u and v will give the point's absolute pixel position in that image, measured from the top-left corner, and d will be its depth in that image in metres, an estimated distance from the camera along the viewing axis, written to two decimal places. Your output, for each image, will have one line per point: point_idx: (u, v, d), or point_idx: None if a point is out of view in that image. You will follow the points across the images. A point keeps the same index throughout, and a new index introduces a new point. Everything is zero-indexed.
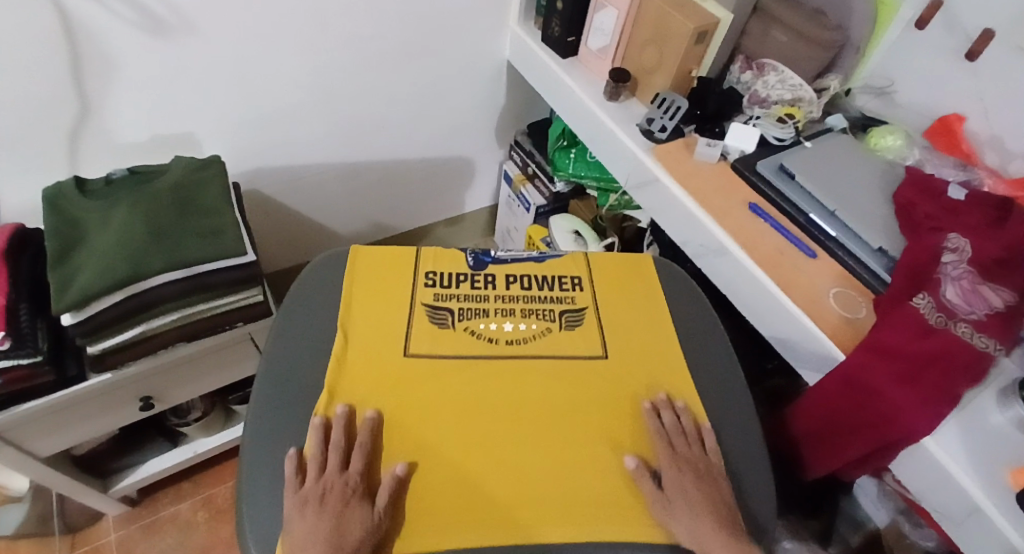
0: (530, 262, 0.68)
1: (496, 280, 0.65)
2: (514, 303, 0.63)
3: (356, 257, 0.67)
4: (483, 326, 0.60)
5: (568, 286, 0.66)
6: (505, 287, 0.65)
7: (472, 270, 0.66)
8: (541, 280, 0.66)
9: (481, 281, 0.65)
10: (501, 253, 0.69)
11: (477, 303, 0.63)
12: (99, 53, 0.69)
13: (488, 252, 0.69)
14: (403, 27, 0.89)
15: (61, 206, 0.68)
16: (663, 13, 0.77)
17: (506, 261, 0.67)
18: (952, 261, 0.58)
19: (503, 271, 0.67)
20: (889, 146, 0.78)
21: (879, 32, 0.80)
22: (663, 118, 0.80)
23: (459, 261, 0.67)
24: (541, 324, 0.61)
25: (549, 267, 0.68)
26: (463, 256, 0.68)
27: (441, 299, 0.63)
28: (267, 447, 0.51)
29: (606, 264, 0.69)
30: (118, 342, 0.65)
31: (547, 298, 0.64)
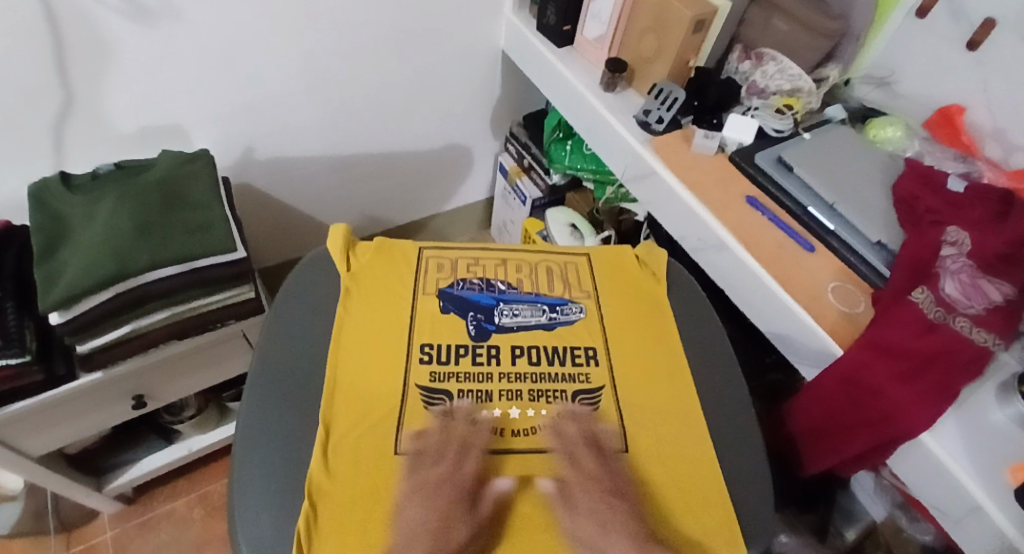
0: (538, 329, 0.60)
1: (500, 353, 0.57)
2: (520, 385, 0.55)
3: (354, 250, 0.66)
4: (486, 414, 0.52)
5: (583, 360, 0.58)
6: (511, 363, 0.56)
7: (473, 341, 0.58)
8: (552, 354, 0.58)
9: (483, 356, 0.57)
10: (506, 319, 0.60)
11: (478, 384, 0.55)
12: (83, 43, 0.67)
13: (491, 319, 0.60)
14: (394, 16, 0.87)
15: (48, 203, 0.67)
16: (661, 1, 0.75)
17: (512, 330, 0.59)
18: (951, 255, 0.57)
19: (508, 342, 0.58)
20: (889, 139, 0.77)
21: (880, 22, 0.79)
22: (660, 109, 0.78)
23: (458, 330, 0.59)
24: (551, 409, 0.53)
25: (561, 337, 0.59)
26: (464, 323, 0.59)
27: (438, 379, 0.54)
28: (259, 447, 0.50)
29: (608, 264, 0.68)
30: (107, 340, 0.64)
31: (559, 377, 0.56)
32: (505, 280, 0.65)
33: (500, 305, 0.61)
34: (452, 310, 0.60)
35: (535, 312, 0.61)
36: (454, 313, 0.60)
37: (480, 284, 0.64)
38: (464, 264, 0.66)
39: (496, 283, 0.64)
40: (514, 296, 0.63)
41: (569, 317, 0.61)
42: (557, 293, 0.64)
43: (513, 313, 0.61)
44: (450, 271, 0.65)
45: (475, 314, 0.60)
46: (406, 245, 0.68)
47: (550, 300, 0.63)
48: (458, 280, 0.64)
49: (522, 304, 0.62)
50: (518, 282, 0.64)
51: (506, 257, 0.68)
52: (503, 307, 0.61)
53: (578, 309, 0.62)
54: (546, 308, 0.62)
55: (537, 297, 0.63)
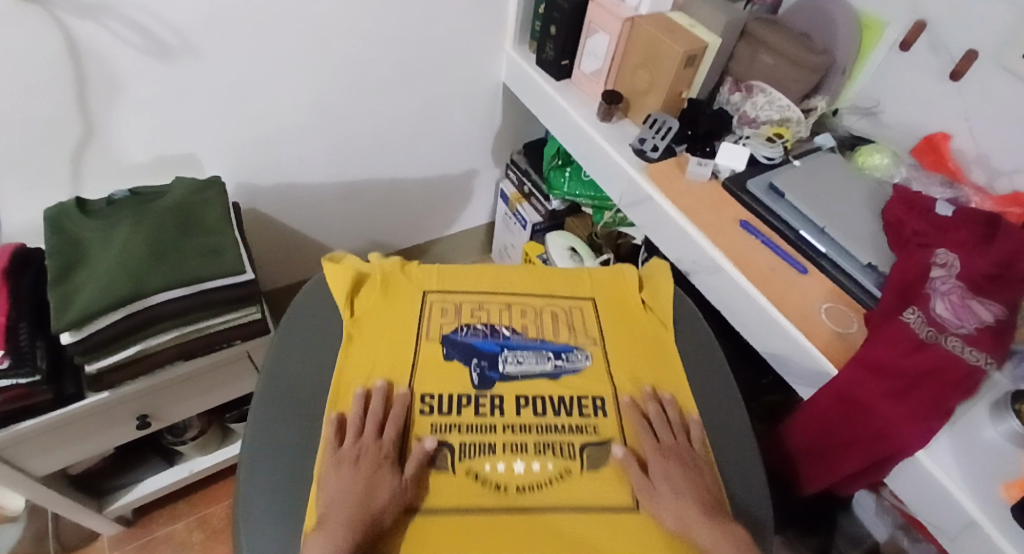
0: (544, 378, 0.59)
1: (504, 403, 0.56)
2: (525, 437, 0.54)
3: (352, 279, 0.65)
4: (489, 468, 0.51)
5: (590, 410, 0.56)
6: (515, 414, 0.55)
7: (476, 390, 0.57)
8: (557, 404, 0.57)
9: (487, 407, 0.56)
10: (510, 367, 0.59)
11: (482, 435, 0.53)
12: (105, 76, 0.70)
13: (495, 367, 0.59)
14: (401, 51, 0.92)
15: (64, 227, 0.69)
16: (654, 37, 0.79)
17: (516, 379, 0.58)
18: (940, 276, 0.59)
19: (513, 392, 0.57)
20: (877, 165, 0.79)
21: (864, 55, 0.83)
22: (655, 137, 0.81)
23: (460, 379, 0.58)
24: (557, 464, 0.52)
25: (568, 386, 0.58)
26: (467, 371, 0.58)
27: (439, 430, 0.53)
28: (265, 463, 0.51)
29: (606, 283, 0.70)
30: (116, 360, 0.65)
31: (565, 429, 0.55)
32: (510, 325, 0.64)
33: (504, 353, 0.60)
34: (455, 357, 0.59)
35: (540, 359, 0.60)
36: (458, 361, 0.59)
37: (484, 330, 0.63)
38: (468, 308, 0.65)
39: (501, 328, 0.63)
40: (519, 342, 0.62)
41: (575, 364, 0.60)
42: (562, 339, 0.63)
43: (518, 360, 0.60)
44: (455, 314, 0.64)
45: (478, 361, 0.59)
46: (410, 285, 0.67)
47: (555, 346, 0.62)
48: (462, 325, 0.63)
49: (527, 350, 0.61)
50: (523, 327, 0.64)
51: (511, 300, 0.67)
52: (507, 355, 0.60)
53: (584, 357, 0.61)
54: (552, 355, 0.61)
55: (543, 344, 0.62)
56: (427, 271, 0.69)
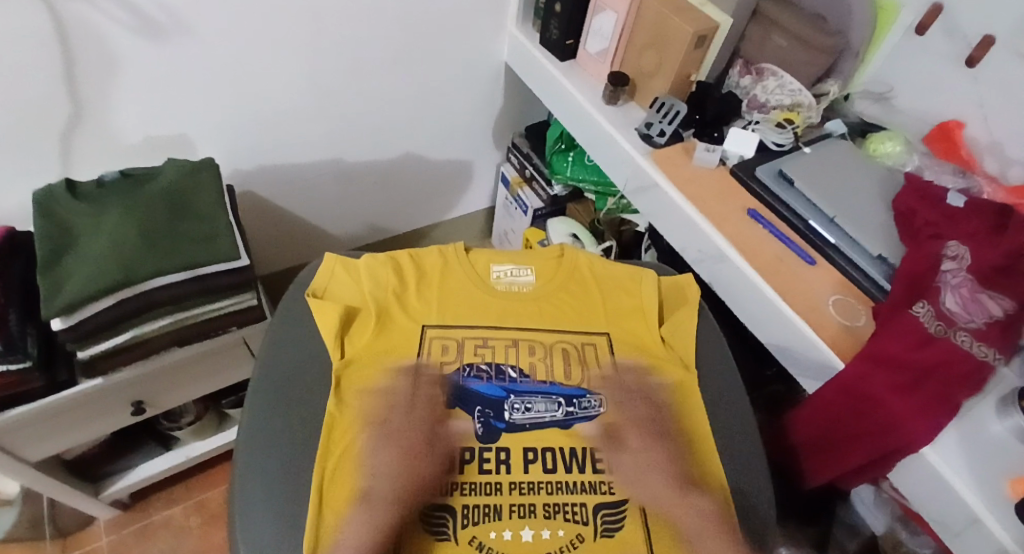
0: (553, 428, 0.53)
1: (511, 458, 0.51)
2: (533, 498, 0.49)
3: (329, 294, 0.62)
4: (494, 535, 0.46)
5: (605, 465, 0.51)
6: (523, 471, 0.50)
7: (480, 443, 0.52)
8: (567, 458, 0.52)
9: (492, 463, 0.50)
10: (518, 415, 0.54)
11: (487, 497, 0.48)
12: (92, 55, 0.67)
13: (501, 416, 0.54)
14: (400, 29, 0.88)
15: (53, 210, 0.67)
16: (663, 17, 0.76)
17: (524, 429, 0.53)
18: (951, 269, 0.57)
19: (520, 444, 0.52)
20: (888, 153, 0.77)
21: (878, 39, 0.80)
22: (662, 122, 0.79)
23: (463, 431, 0.52)
24: (568, 530, 0.47)
25: (581, 436, 0.53)
26: (471, 420, 0.53)
27: (440, 492, 0.48)
28: (259, 453, 0.50)
29: (608, 279, 0.66)
30: (108, 347, 0.64)
31: (577, 489, 0.49)
32: (516, 365, 0.58)
33: (511, 398, 0.55)
34: (457, 404, 0.54)
35: (550, 405, 0.55)
36: (460, 409, 0.54)
37: (488, 371, 0.57)
38: (471, 345, 0.59)
39: (507, 369, 0.57)
40: (527, 386, 0.56)
41: (588, 411, 0.55)
42: (574, 381, 0.57)
43: (525, 407, 0.54)
44: (456, 353, 0.58)
45: (482, 408, 0.54)
46: (406, 320, 0.60)
47: (566, 391, 0.56)
48: (464, 365, 0.57)
49: (536, 396, 0.55)
50: (531, 367, 0.58)
51: (518, 335, 0.60)
52: (513, 400, 0.55)
53: (598, 403, 0.56)
54: (562, 401, 0.55)
55: (553, 387, 0.56)
56: (427, 301, 0.62)
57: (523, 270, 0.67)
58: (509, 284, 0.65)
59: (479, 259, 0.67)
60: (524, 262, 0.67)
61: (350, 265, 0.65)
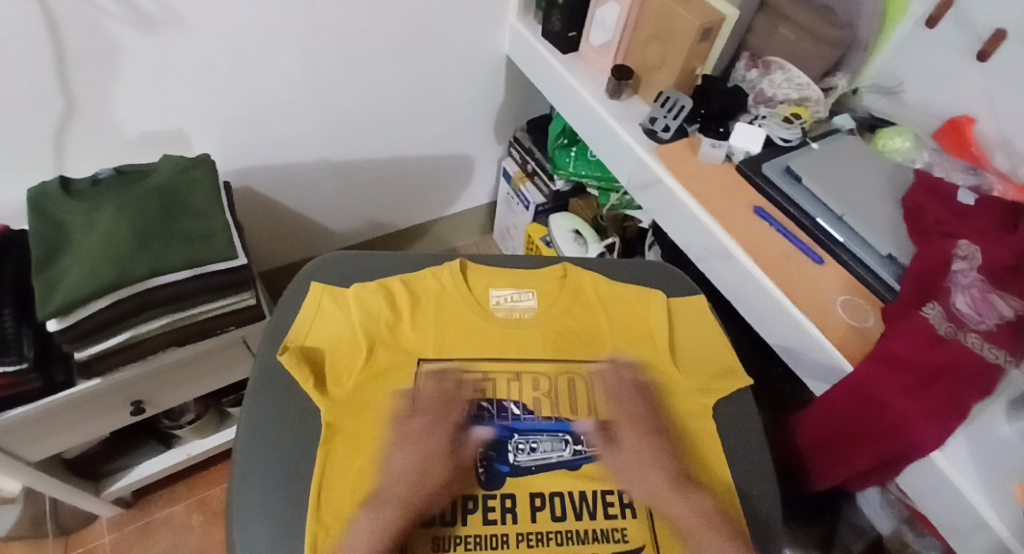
0: (560, 470, 0.53)
1: (517, 505, 0.50)
2: (544, 549, 0.48)
3: (309, 334, 0.59)
4: None
5: (617, 511, 0.51)
6: (530, 520, 0.49)
7: (484, 490, 0.51)
8: (576, 503, 0.51)
9: (497, 512, 0.50)
10: (523, 456, 0.53)
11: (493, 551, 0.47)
12: (84, 49, 0.66)
13: (505, 458, 0.53)
14: (398, 22, 0.87)
15: (48, 209, 0.66)
16: (668, 8, 0.74)
17: (529, 474, 0.52)
18: (962, 269, 0.56)
19: (526, 489, 0.51)
20: (897, 149, 0.76)
21: (887, 30, 0.78)
22: (667, 117, 0.78)
23: (467, 477, 0.51)
24: None
25: (589, 479, 0.53)
26: (473, 466, 0.52)
27: (445, 546, 0.47)
28: (258, 460, 0.50)
29: (610, 302, 0.67)
30: (106, 347, 0.63)
31: (588, 538, 0.49)
32: (519, 400, 0.57)
33: (515, 437, 0.54)
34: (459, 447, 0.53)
35: (556, 444, 0.55)
36: (461, 452, 0.53)
37: (490, 410, 0.57)
38: (469, 381, 0.58)
39: (509, 405, 0.57)
40: (531, 424, 0.56)
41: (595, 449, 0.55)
42: (581, 417, 0.57)
43: (531, 448, 0.54)
44: (454, 391, 0.57)
45: (486, 451, 0.53)
46: (403, 353, 0.59)
47: (573, 427, 0.56)
48: (463, 403, 0.56)
49: (541, 434, 0.55)
50: (535, 403, 0.57)
51: (520, 368, 0.60)
52: (518, 440, 0.54)
53: (606, 438, 0.56)
54: (569, 438, 0.55)
55: (558, 424, 0.56)
56: (423, 333, 0.61)
57: (523, 293, 0.66)
58: (509, 310, 0.65)
59: (476, 281, 0.67)
60: (524, 284, 0.67)
61: (338, 296, 0.63)
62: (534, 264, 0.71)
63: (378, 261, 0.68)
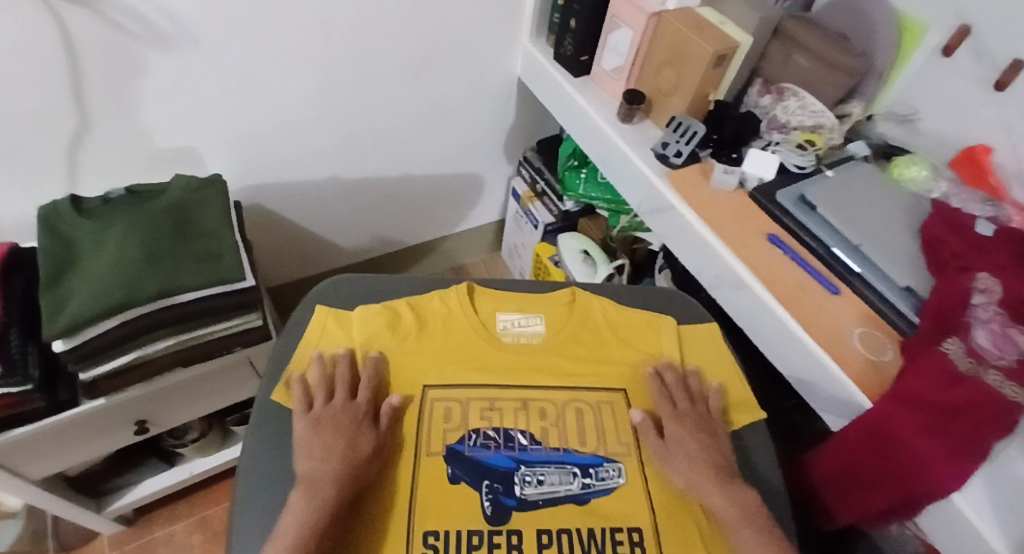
0: (569, 505, 0.51)
1: (523, 541, 0.48)
2: None
3: (308, 364, 0.58)
4: None
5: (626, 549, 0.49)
6: None
7: (489, 524, 0.49)
8: (585, 539, 0.49)
9: (503, 549, 0.48)
10: (529, 489, 0.52)
11: None
12: (99, 67, 0.66)
13: (511, 491, 0.51)
14: (411, 43, 0.87)
15: (59, 228, 0.66)
16: (680, 34, 0.74)
17: (536, 509, 0.50)
18: (982, 303, 0.55)
19: (533, 525, 0.49)
20: (913, 178, 0.74)
21: (903, 59, 0.77)
22: (679, 142, 0.77)
23: (472, 509, 0.50)
24: None
25: (599, 515, 0.51)
26: (478, 498, 0.51)
27: None
28: (261, 489, 0.50)
29: (619, 329, 0.65)
30: (112, 368, 0.63)
31: None
32: (527, 430, 0.56)
33: (521, 470, 0.53)
34: (463, 479, 0.52)
35: (564, 477, 0.53)
36: (465, 484, 0.51)
37: (497, 439, 0.55)
38: (476, 408, 0.57)
39: (516, 435, 0.56)
40: (538, 455, 0.54)
41: (605, 483, 0.53)
42: (590, 449, 0.55)
43: (537, 480, 0.52)
44: (460, 419, 0.56)
45: (491, 483, 0.52)
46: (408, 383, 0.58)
47: (582, 460, 0.54)
48: (470, 432, 0.55)
49: (548, 466, 0.54)
50: (543, 433, 0.56)
51: (527, 397, 0.59)
52: (524, 473, 0.53)
53: (615, 472, 0.54)
54: (578, 471, 0.53)
55: (567, 456, 0.55)
56: (428, 361, 0.60)
57: (531, 319, 0.65)
58: (516, 336, 0.64)
59: (483, 305, 0.66)
60: (532, 309, 0.66)
61: (344, 319, 0.62)
62: (542, 287, 0.70)
63: (388, 282, 0.68)
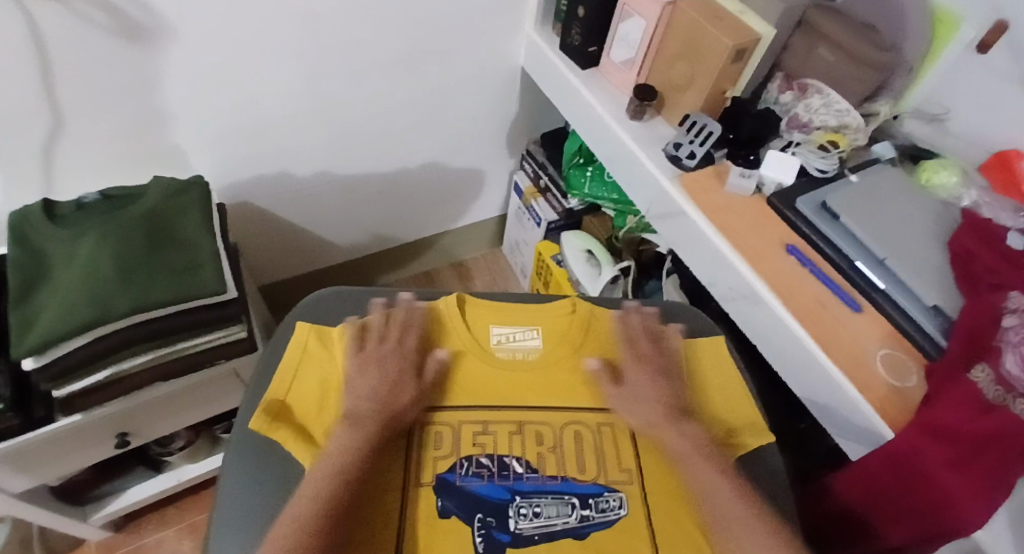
0: (568, 542, 0.48)
1: None
2: None
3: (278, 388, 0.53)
4: None
5: None
6: None
7: None
8: None
9: None
10: (525, 523, 0.48)
11: None
12: (70, 63, 0.61)
13: (505, 526, 0.48)
14: (407, 31, 0.82)
15: (27, 236, 0.62)
16: (696, 26, 0.69)
17: (531, 544, 0.47)
18: (1014, 325, 0.50)
19: None
20: (942, 184, 0.69)
21: (934, 54, 0.71)
22: (692, 143, 0.72)
23: (465, 546, 0.46)
24: None
25: (599, 551, 0.47)
26: (471, 534, 0.47)
27: None
28: (237, 528, 0.46)
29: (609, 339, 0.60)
30: (87, 384, 0.59)
31: None
32: (523, 458, 0.53)
33: (516, 501, 0.50)
34: (454, 513, 0.48)
35: (562, 509, 0.50)
36: (457, 518, 0.48)
37: (490, 467, 0.52)
38: (468, 434, 0.54)
39: (511, 463, 0.52)
40: (533, 484, 0.51)
41: (606, 516, 0.50)
42: (590, 477, 0.52)
43: (534, 513, 0.49)
44: (451, 446, 0.52)
45: (484, 517, 0.48)
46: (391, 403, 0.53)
47: (582, 489, 0.51)
48: (461, 460, 0.52)
49: (545, 497, 0.50)
50: (540, 460, 0.53)
51: (523, 418, 0.55)
52: (520, 504, 0.50)
53: (617, 502, 0.50)
54: (577, 502, 0.50)
55: (565, 485, 0.51)
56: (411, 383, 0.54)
57: (527, 333, 0.60)
58: (511, 351, 0.59)
59: (474, 319, 0.61)
60: (527, 321, 0.61)
61: (323, 336, 0.57)
62: (543, 299, 0.65)
63: (379, 293, 0.64)
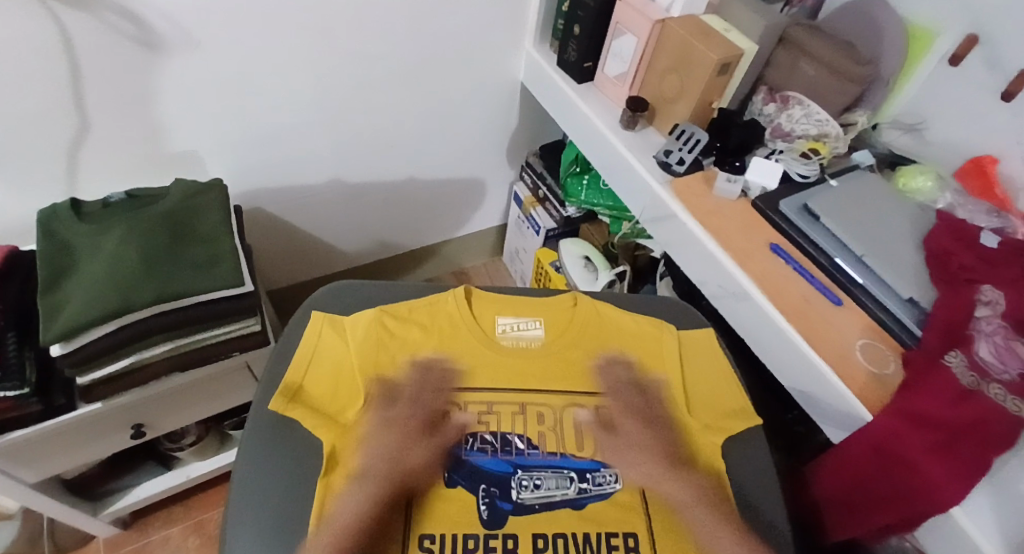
0: (565, 512, 0.50)
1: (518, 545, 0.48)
2: None
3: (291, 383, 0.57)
4: None
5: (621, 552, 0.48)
6: None
7: (485, 529, 0.49)
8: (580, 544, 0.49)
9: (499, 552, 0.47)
10: (525, 494, 0.51)
11: None
12: (97, 70, 0.66)
13: (507, 496, 0.51)
14: (410, 46, 0.87)
15: (56, 232, 0.65)
16: (685, 41, 0.74)
17: (530, 514, 0.50)
18: (985, 317, 0.54)
19: (529, 529, 0.49)
20: (918, 188, 0.74)
21: (910, 67, 0.77)
22: (682, 150, 0.76)
23: (467, 514, 0.49)
24: None
25: (595, 520, 0.50)
26: (474, 502, 0.50)
27: None
28: (250, 499, 0.49)
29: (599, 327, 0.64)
30: (109, 371, 0.63)
31: None
32: (524, 435, 0.55)
33: (518, 474, 0.52)
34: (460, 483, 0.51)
35: (560, 482, 0.52)
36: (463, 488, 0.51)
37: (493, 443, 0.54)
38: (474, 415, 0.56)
39: (513, 439, 0.55)
40: (534, 460, 0.54)
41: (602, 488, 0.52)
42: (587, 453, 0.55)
43: (535, 485, 0.52)
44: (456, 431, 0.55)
45: (487, 488, 0.51)
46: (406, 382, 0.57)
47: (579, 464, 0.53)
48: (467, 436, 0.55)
49: (545, 470, 0.53)
50: (540, 438, 0.55)
51: (525, 400, 0.58)
52: (521, 477, 0.52)
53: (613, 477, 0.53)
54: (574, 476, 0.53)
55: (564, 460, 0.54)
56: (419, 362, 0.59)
57: (530, 323, 0.64)
58: (516, 339, 0.62)
59: (482, 311, 0.65)
60: (530, 313, 0.65)
61: (338, 325, 0.62)
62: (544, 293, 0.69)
63: (387, 288, 0.67)
